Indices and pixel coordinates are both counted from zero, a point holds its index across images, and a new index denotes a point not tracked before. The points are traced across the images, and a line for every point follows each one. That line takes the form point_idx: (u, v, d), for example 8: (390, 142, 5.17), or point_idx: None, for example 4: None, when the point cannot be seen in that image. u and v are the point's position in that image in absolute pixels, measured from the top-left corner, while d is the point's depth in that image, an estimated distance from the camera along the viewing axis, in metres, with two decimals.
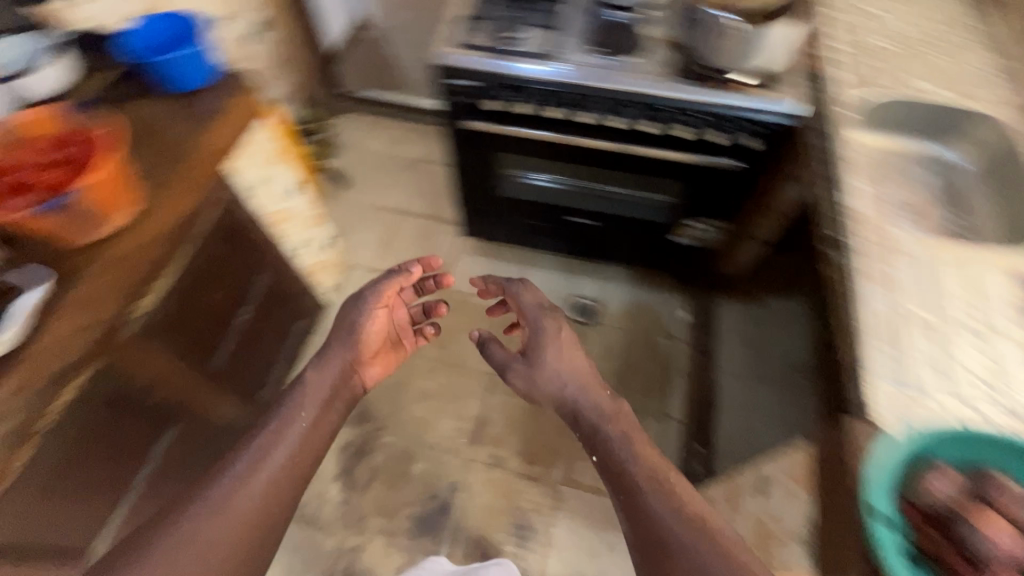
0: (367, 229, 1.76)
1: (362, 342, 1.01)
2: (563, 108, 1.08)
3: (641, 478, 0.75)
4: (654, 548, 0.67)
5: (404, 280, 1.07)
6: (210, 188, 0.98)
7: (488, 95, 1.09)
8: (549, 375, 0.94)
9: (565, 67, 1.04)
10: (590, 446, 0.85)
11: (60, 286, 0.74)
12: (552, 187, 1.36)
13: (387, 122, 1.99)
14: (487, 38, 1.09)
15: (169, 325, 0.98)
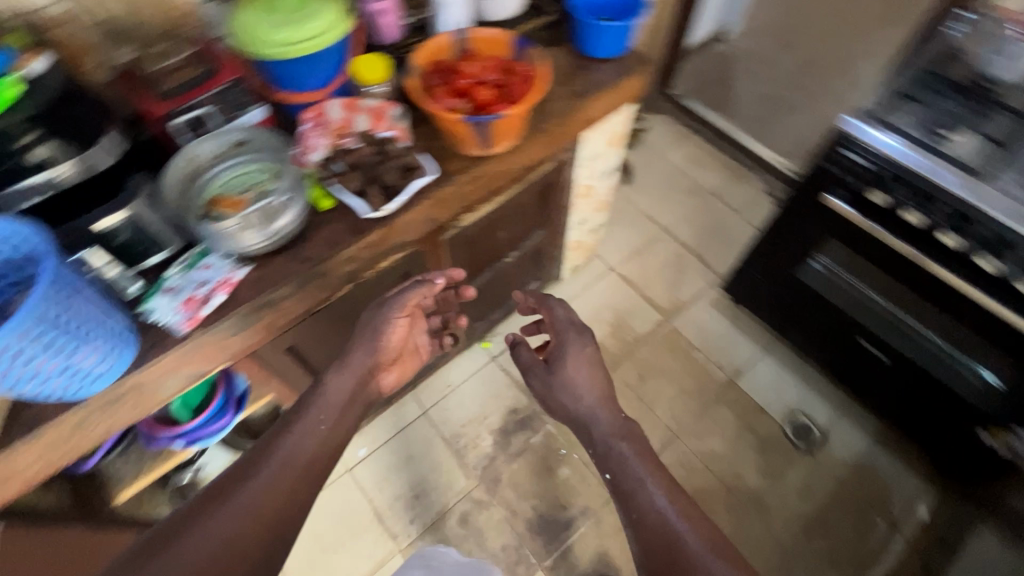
0: (626, 229, 1.70)
1: (381, 352, 0.80)
2: (962, 235, 0.89)
3: (656, 499, 0.66)
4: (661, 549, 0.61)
5: (427, 291, 0.83)
6: (563, 148, 1.03)
7: (878, 183, 0.95)
8: (575, 381, 0.84)
9: (998, 196, 0.84)
10: (603, 464, 0.74)
11: (438, 179, 0.83)
12: (865, 297, 1.18)
13: (694, 140, 1.92)
14: (911, 125, 0.94)
15: (467, 241, 1.06)
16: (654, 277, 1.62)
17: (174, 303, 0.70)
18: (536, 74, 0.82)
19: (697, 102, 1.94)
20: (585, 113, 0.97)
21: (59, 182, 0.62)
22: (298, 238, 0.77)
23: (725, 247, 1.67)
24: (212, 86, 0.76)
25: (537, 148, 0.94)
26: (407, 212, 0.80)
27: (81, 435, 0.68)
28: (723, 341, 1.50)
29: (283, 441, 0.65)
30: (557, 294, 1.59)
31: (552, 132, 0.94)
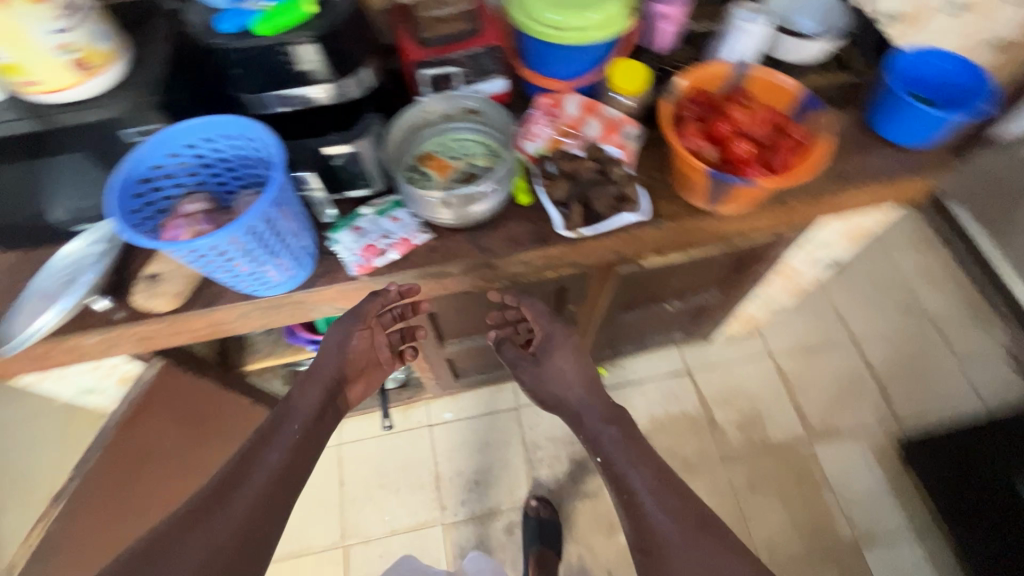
0: (807, 319, 1.47)
1: (343, 361, 0.75)
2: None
3: (651, 490, 0.63)
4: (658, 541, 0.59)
5: (384, 300, 0.72)
6: (793, 225, 0.87)
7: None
8: (560, 368, 0.79)
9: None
10: (592, 447, 0.71)
11: (645, 220, 0.74)
12: None
13: (938, 250, 1.56)
14: None
15: (637, 279, 0.96)
16: (816, 386, 1.38)
17: (355, 245, 0.72)
18: (808, 146, 0.67)
19: None
20: (839, 202, 0.80)
21: (312, 100, 0.66)
22: (485, 224, 0.74)
23: (919, 392, 1.36)
24: (469, 45, 0.72)
25: (766, 219, 0.79)
26: (598, 240, 0.73)
27: (242, 322, 0.75)
28: (866, 496, 1.25)
29: (274, 441, 0.64)
30: (697, 354, 1.43)
31: (793, 210, 0.78)
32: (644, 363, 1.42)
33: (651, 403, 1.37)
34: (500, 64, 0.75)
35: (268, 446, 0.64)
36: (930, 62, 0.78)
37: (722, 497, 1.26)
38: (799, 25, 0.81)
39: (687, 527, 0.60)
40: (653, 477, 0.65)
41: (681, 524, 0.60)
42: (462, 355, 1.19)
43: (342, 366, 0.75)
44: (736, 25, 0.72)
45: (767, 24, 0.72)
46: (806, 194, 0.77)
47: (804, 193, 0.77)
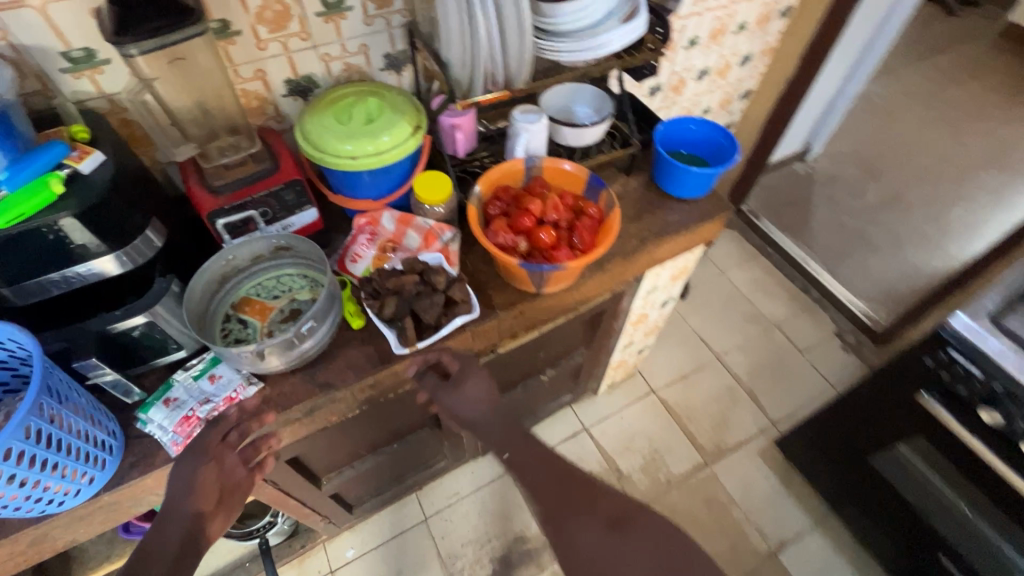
0: (676, 350, 1.58)
1: (194, 501, 0.61)
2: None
3: (553, 471, 0.69)
4: (557, 500, 0.66)
5: (232, 423, 0.64)
6: (622, 283, 0.94)
7: (989, 398, 0.79)
8: (473, 393, 0.75)
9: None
10: (499, 447, 0.72)
11: (479, 315, 0.75)
12: (943, 504, 0.97)
13: (761, 260, 1.81)
14: None
15: (503, 364, 0.97)
16: (699, 410, 1.47)
17: (169, 421, 0.63)
18: (603, 227, 0.75)
19: (764, 222, 1.85)
20: (650, 256, 0.89)
21: (97, 274, 0.59)
22: (321, 356, 0.71)
23: (782, 389, 1.51)
24: (268, 185, 0.71)
25: (594, 285, 0.85)
26: (438, 346, 0.72)
27: (31, 552, 0.61)
28: (765, 503, 1.32)
29: None
30: (590, 409, 1.46)
31: (614, 270, 0.85)
32: (543, 431, 1.42)
33: None
34: (305, 196, 0.74)
35: None
36: (683, 126, 0.93)
37: None
38: (577, 114, 0.91)
39: (579, 496, 0.66)
40: (548, 452, 0.71)
41: (571, 492, 0.66)
42: (347, 485, 1.09)
43: (193, 507, 0.61)
44: (517, 127, 0.78)
45: (543, 121, 0.79)
46: (620, 256, 0.85)
47: (618, 255, 0.85)
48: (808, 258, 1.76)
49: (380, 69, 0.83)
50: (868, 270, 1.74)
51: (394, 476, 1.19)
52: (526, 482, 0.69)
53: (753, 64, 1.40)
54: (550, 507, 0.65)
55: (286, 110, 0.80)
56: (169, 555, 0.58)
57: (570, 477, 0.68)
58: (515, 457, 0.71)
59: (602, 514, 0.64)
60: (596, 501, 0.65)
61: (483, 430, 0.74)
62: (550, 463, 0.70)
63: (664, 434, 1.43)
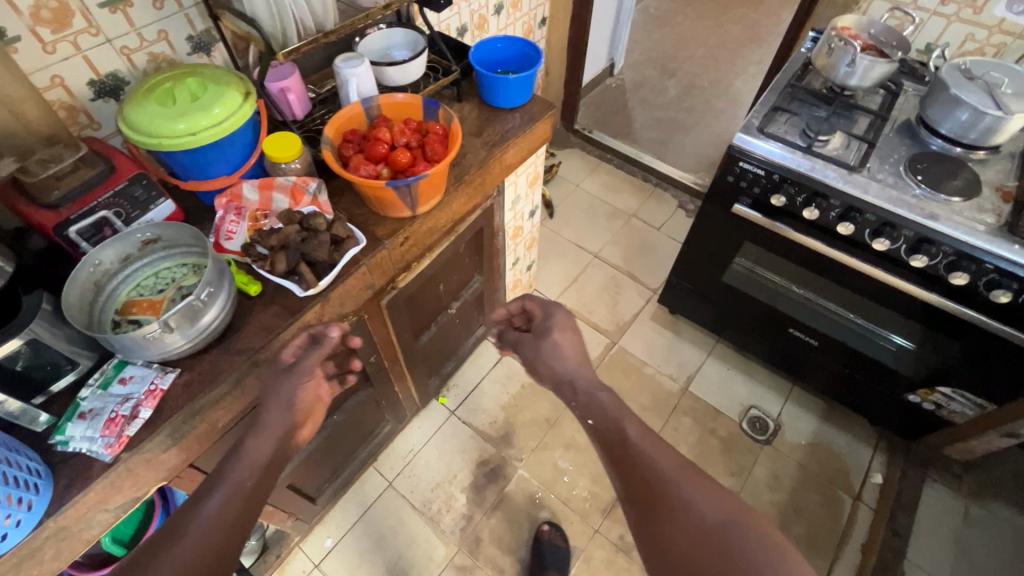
0: (560, 262, 1.75)
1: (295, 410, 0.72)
2: (825, 212, 0.99)
3: (651, 447, 0.67)
4: (642, 489, 0.63)
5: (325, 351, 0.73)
6: (487, 196, 1.05)
7: (774, 187, 1.03)
8: (555, 343, 0.87)
9: (869, 184, 0.95)
10: (586, 414, 0.76)
11: (369, 247, 0.82)
12: (783, 287, 1.26)
13: (604, 167, 2.04)
14: (787, 130, 1.04)
15: (409, 302, 1.04)
16: (594, 302, 1.66)
17: (93, 429, 0.62)
18: (449, 138, 0.84)
19: (597, 133, 2.08)
20: (502, 162, 1.01)
21: None
22: (230, 329, 0.73)
23: (652, 262, 1.76)
24: (110, 186, 0.70)
25: (461, 198, 0.96)
26: (341, 284, 0.78)
27: None
28: (668, 355, 1.56)
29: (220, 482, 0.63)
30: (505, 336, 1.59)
31: (474, 183, 0.96)
32: (470, 369, 1.52)
33: (496, 395, 1.47)
34: (156, 188, 0.74)
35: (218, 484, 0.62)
36: (492, 46, 1.04)
37: None
38: (396, 57, 0.99)
39: (678, 472, 0.63)
40: (632, 439, 0.68)
41: (665, 471, 0.64)
42: (303, 475, 1.10)
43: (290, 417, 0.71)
44: (344, 74, 0.84)
45: (365, 63, 0.86)
46: (475, 167, 0.95)
47: (474, 167, 0.95)
48: (640, 153, 2.03)
49: (187, 53, 0.82)
50: (687, 149, 2.04)
51: (346, 454, 1.22)
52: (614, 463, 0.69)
53: None
54: (635, 496, 0.64)
55: (100, 116, 0.78)
56: (266, 454, 0.67)
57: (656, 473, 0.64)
58: (599, 426, 0.73)
59: (697, 515, 0.59)
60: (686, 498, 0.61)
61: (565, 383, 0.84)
62: (634, 446, 0.67)
63: None
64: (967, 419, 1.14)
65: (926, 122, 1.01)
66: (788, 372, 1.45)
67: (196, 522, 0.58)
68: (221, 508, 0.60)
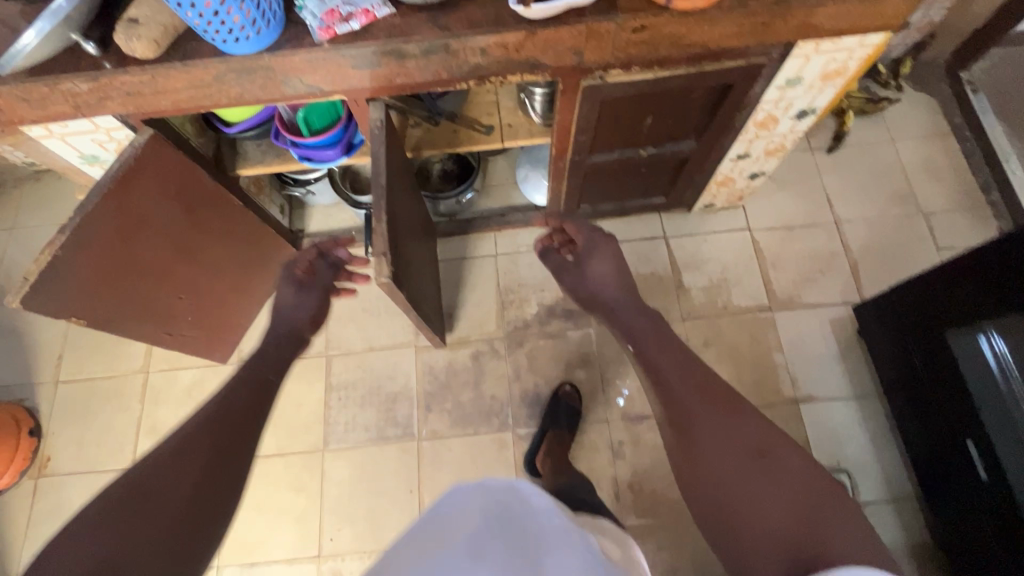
0: (794, 199, 1.47)
1: (296, 317, 0.97)
2: None
3: (672, 364, 0.82)
4: (680, 418, 0.74)
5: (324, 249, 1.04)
6: (761, 49, 0.88)
7: None
8: (598, 267, 1.07)
9: None
10: (631, 341, 0.92)
11: (602, 11, 0.77)
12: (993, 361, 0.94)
13: (946, 140, 1.52)
14: None
15: (606, 106, 0.99)
16: (790, 261, 1.42)
17: (319, 10, 0.75)
18: None
19: (981, 97, 1.51)
20: (807, 17, 0.80)
21: None
22: (451, 3, 0.78)
23: (891, 274, 1.39)
24: None
25: (729, 28, 0.80)
26: (555, 28, 0.76)
27: (219, 88, 0.81)
28: (811, 362, 1.32)
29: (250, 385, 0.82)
30: (677, 223, 1.46)
31: (757, 20, 0.79)
32: (623, 225, 1.46)
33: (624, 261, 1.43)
34: None
35: (244, 385, 0.81)
36: None
37: None
38: None
39: (712, 401, 0.73)
40: (667, 368, 0.81)
41: (699, 392, 0.75)
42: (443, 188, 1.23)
43: (295, 321, 0.96)
44: None
45: None
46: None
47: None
48: (1011, 154, 1.44)
49: None
50: None
51: None
52: (658, 386, 0.81)
53: None
54: (672, 414, 0.75)
55: None
56: (276, 351, 0.91)
57: (688, 404, 0.74)
58: (638, 353, 0.88)
59: (737, 441, 0.67)
60: (728, 426, 0.69)
61: (616, 317, 0.99)
62: (675, 380, 0.79)
63: (741, 269, 1.41)
64: None
65: None
66: (930, 485, 1.11)
67: (239, 408, 0.77)
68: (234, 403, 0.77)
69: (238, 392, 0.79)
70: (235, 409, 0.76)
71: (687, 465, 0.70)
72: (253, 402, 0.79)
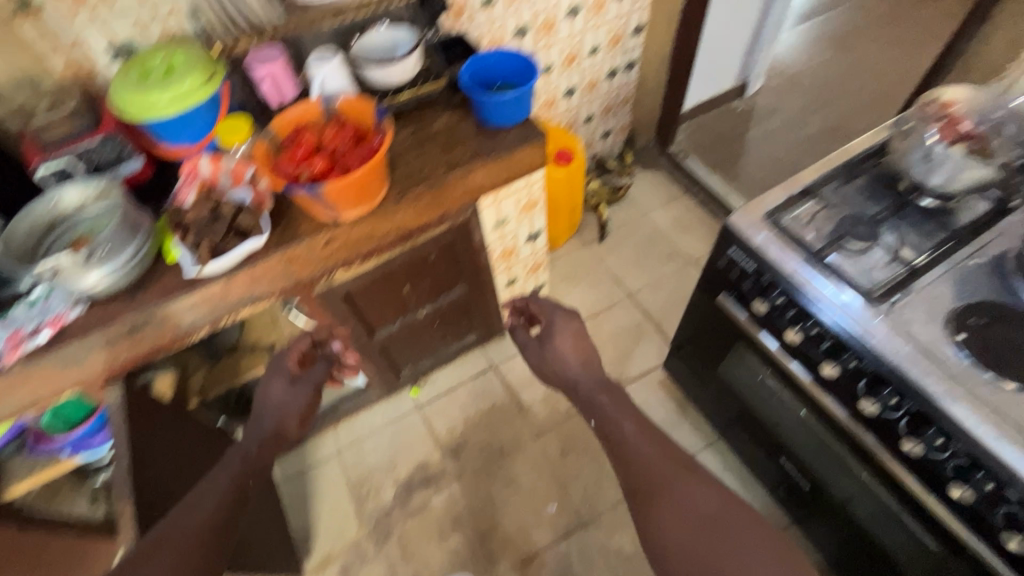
0: (589, 290, 1.63)
1: (265, 428, 0.81)
2: (807, 332, 0.77)
3: (633, 420, 0.72)
4: (640, 488, 0.66)
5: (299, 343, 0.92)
6: (453, 211, 1.02)
7: (740, 295, 0.87)
8: (560, 349, 0.81)
9: (871, 320, 0.70)
10: (587, 412, 0.77)
11: (287, 241, 0.87)
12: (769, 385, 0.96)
13: (685, 198, 1.81)
14: (854, 199, 0.82)
15: (353, 295, 1.07)
16: (605, 345, 1.53)
17: None
18: (374, 156, 0.82)
19: (692, 160, 1.86)
20: (464, 182, 0.96)
21: None
22: (143, 283, 0.83)
23: None
24: (88, 139, 0.86)
25: (407, 212, 0.94)
26: (247, 270, 0.84)
27: None
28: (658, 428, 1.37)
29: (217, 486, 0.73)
30: (499, 350, 1.54)
31: (423, 198, 0.94)
32: (452, 371, 1.52)
33: (465, 404, 1.46)
34: (123, 150, 0.86)
35: (209, 484, 0.73)
36: (485, 62, 1.00)
37: (539, 475, 1.34)
38: (396, 52, 0.97)
39: (677, 466, 0.67)
40: (630, 434, 0.71)
41: (664, 458, 0.68)
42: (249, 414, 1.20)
43: (267, 422, 0.81)
44: (312, 72, 0.91)
45: (336, 63, 0.92)
46: (426, 182, 0.93)
47: (423, 183, 0.93)
48: (730, 194, 1.77)
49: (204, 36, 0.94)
50: None
51: None
52: (617, 454, 0.71)
53: None
54: (631, 488, 0.67)
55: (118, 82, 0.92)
56: (251, 450, 0.77)
57: (656, 473, 0.67)
58: (599, 424, 0.74)
59: (692, 512, 0.62)
60: (684, 495, 0.64)
61: (572, 389, 0.80)
62: (631, 444, 0.70)
63: None
64: (919, 548, 0.81)
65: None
66: (790, 508, 1.14)
67: (209, 499, 0.71)
68: (195, 508, 0.70)
69: (204, 486, 0.72)
70: (191, 521, 0.68)
71: (668, 542, 0.61)
72: (224, 495, 0.72)
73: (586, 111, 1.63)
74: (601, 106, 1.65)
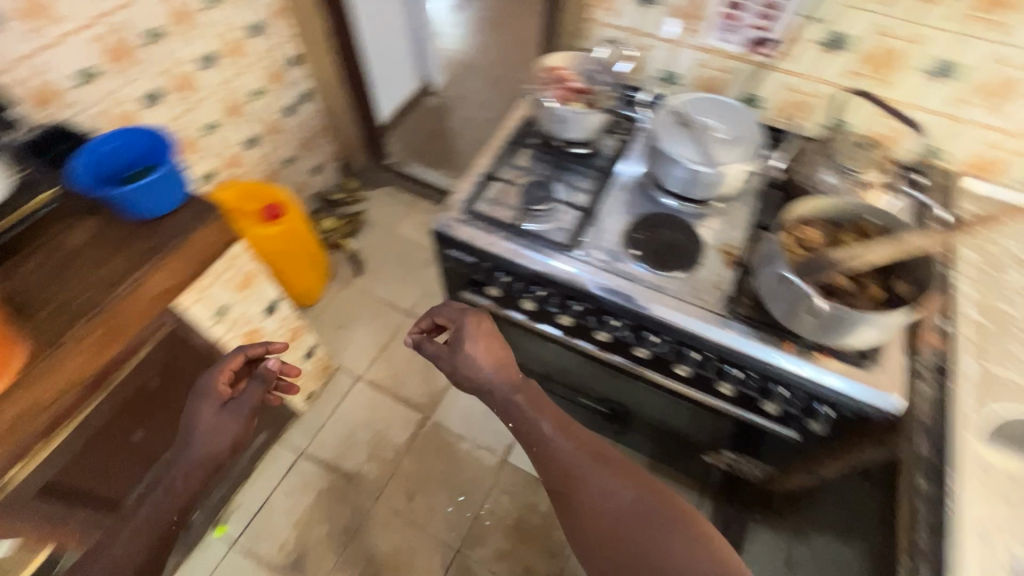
0: (369, 327, 1.56)
1: (181, 485, 0.75)
2: (536, 295, 0.85)
3: (554, 424, 0.72)
4: (561, 486, 0.68)
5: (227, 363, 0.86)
6: (147, 328, 0.84)
7: (476, 285, 0.92)
8: (469, 353, 0.76)
9: (572, 265, 0.80)
10: (504, 415, 0.75)
11: None
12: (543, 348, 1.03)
13: (421, 202, 1.85)
14: (524, 168, 0.92)
15: (61, 483, 0.82)
16: (406, 372, 1.49)
17: None
18: None
19: (413, 164, 1.90)
20: (141, 294, 0.80)
21: None
22: None
23: None
24: None
25: (78, 357, 0.75)
26: None
27: None
28: (484, 422, 1.40)
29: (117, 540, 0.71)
30: (301, 432, 1.38)
31: (93, 335, 0.75)
32: (257, 482, 1.31)
33: (288, 508, 1.28)
34: None
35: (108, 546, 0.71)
36: (103, 150, 0.86)
37: (397, 531, 1.26)
38: None
39: (597, 461, 0.68)
40: (547, 435, 0.71)
41: (586, 459, 0.68)
42: None
43: (193, 458, 0.77)
44: None
45: None
46: (87, 315, 0.75)
47: (83, 317, 0.74)
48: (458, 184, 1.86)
49: None
50: None
51: None
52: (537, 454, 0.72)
53: (275, 30, 1.33)
54: (553, 486, 0.69)
55: None
56: (163, 511, 0.74)
57: (572, 476, 0.68)
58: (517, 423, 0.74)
59: (612, 509, 0.64)
60: (602, 490, 0.66)
61: (486, 394, 0.76)
62: (552, 446, 0.70)
63: (383, 412, 1.42)
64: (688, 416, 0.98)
65: (655, 179, 0.87)
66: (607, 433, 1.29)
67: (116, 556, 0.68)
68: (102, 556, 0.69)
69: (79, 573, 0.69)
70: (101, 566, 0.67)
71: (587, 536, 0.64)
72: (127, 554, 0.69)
73: (283, 154, 1.52)
74: (296, 144, 1.56)
